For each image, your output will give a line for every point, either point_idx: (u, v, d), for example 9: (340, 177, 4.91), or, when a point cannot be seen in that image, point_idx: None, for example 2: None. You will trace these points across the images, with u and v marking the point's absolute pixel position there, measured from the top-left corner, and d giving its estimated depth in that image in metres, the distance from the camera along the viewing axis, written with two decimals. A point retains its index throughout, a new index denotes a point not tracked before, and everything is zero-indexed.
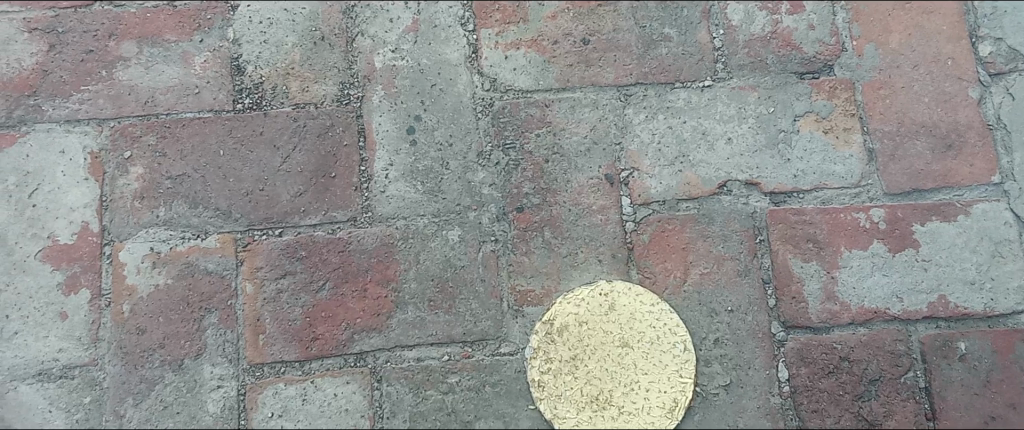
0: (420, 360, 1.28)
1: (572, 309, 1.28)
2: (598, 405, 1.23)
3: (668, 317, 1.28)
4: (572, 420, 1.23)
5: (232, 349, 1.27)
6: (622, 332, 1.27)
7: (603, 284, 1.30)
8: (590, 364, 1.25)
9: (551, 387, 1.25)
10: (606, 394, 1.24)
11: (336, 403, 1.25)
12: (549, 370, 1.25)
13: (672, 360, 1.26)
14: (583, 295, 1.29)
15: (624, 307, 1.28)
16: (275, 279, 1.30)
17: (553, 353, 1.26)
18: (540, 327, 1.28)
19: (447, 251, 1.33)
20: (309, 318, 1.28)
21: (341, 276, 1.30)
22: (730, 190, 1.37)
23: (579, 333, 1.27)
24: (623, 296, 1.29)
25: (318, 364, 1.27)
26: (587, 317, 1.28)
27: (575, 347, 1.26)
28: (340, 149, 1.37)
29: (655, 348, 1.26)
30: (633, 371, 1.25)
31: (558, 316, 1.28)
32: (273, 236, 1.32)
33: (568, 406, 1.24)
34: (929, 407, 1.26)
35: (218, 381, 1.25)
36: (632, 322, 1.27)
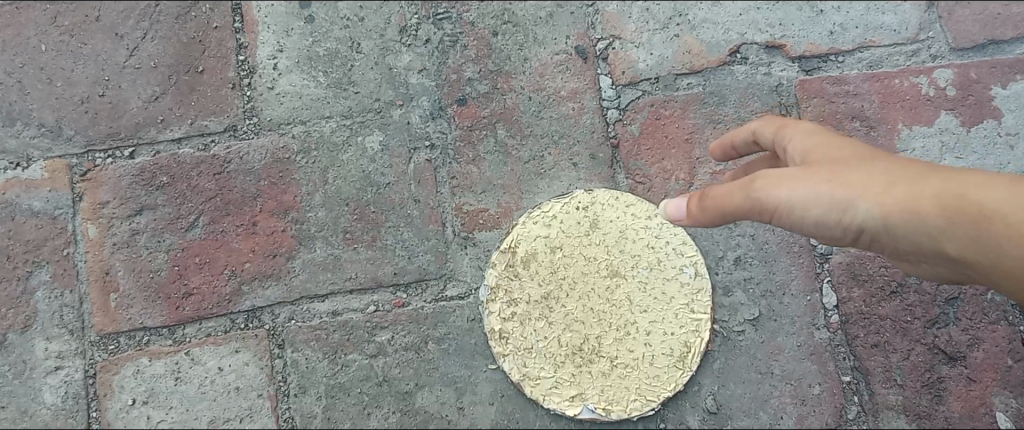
0: (335, 314, 0.93)
1: (539, 231, 0.94)
2: (582, 358, 0.90)
3: (672, 232, 0.93)
4: (547, 382, 0.90)
5: (73, 316, 0.92)
6: (609, 259, 0.92)
7: (583, 194, 0.95)
8: (568, 303, 0.91)
9: (517, 338, 0.91)
10: (591, 342, 0.90)
11: (223, 380, 0.91)
12: (513, 316, 0.91)
13: (678, 291, 0.92)
14: (552, 212, 0.94)
15: (609, 224, 0.94)
16: (127, 217, 0.94)
17: (517, 293, 0.92)
18: (496, 259, 0.93)
19: (365, 164, 0.97)
20: (178, 267, 0.93)
21: (220, 208, 0.94)
22: (745, 58, 1.01)
23: (551, 264, 0.92)
24: (607, 209, 0.94)
25: (194, 329, 0.92)
26: (559, 242, 0.93)
27: (547, 282, 0.92)
28: (207, 33, 0.99)
29: (656, 277, 0.92)
30: (628, 309, 0.91)
31: (521, 241, 0.93)
32: (122, 158, 0.96)
33: (541, 362, 0.90)
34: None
35: (57, 361, 0.90)
36: (621, 244, 0.93)
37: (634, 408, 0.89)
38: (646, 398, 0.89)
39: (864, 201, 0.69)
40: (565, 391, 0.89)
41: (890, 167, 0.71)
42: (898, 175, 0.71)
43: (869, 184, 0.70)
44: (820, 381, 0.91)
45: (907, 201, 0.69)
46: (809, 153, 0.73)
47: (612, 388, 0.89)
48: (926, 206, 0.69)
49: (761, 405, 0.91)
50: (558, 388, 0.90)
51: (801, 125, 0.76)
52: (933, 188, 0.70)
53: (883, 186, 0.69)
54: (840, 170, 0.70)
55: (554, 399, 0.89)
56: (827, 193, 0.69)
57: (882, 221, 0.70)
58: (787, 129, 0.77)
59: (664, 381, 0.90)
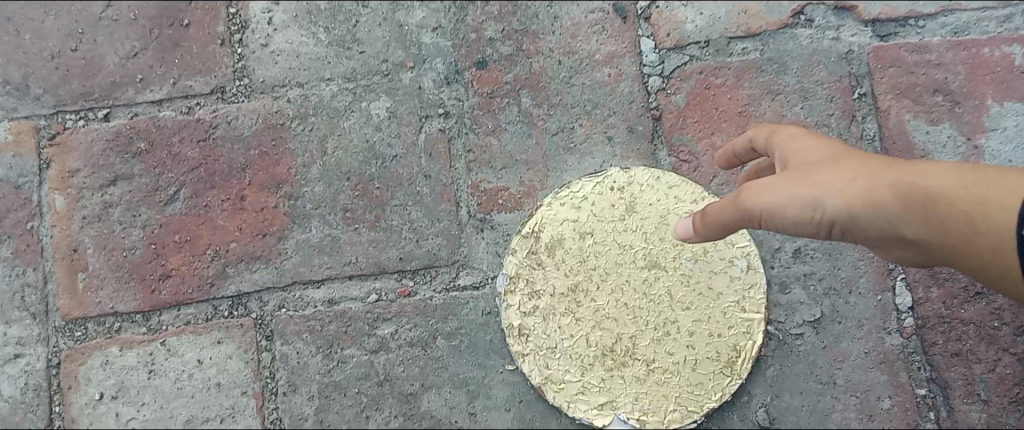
0: (331, 304, 0.81)
1: (567, 213, 0.82)
2: (613, 360, 0.78)
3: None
4: (573, 387, 0.78)
5: (37, 298, 0.81)
6: (648, 247, 0.80)
7: (619, 173, 0.83)
8: (599, 297, 0.79)
9: (539, 336, 0.79)
10: (624, 342, 0.78)
11: (203, 375, 0.80)
12: (534, 310, 0.80)
13: (727, 286, 0.79)
14: (583, 191, 0.82)
15: (649, 207, 0.81)
16: (100, 187, 0.83)
17: (541, 283, 0.80)
18: (516, 243, 0.81)
19: (369, 133, 0.85)
20: (155, 245, 0.82)
21: (204, 179, 0.83)
22: (810, 20, 0.87)
23: (580, 252, 0.81)
24: (647, 191, 0.82)
25: (171, 317, 0.81)
26: (590, 227, 0.81)
27: (575, 272, 0.80)
28: None
29: (699, 269, 0.80)
30: (668, 305, 0.79)
31: (546, 225, 0.82)
32: (96, 121, 0.85)
33: (567, 364, 0.78)
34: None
35: (16, 348, 0.79)
36: (662, 230, 0.81)
37: (673, 420, 0.77)
38: (688, 409, 0.77)
39: (829, 204, 0.60)
40: (593, 399, 0.77)
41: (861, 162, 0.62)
42: (865, 169, 0.61)
43: (836, 182, 0.61)
44: (890, 394, 0.79)
45: (866, 196, 0.59)
46: (785, 160, 0.66)
47: (648, 396, 0.77)
48: (885, 198, 0.59)
49: (821, 420, 0.78)
50: (585, 394, 0.78)
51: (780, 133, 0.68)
52: (892, 178, 0.59)
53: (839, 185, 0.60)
54: (805, 175, 0.62)
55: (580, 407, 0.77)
56: (787, 199, 0.61)
57: (857, 219, 0.60)
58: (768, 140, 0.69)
59: (709, 390, 0.77)
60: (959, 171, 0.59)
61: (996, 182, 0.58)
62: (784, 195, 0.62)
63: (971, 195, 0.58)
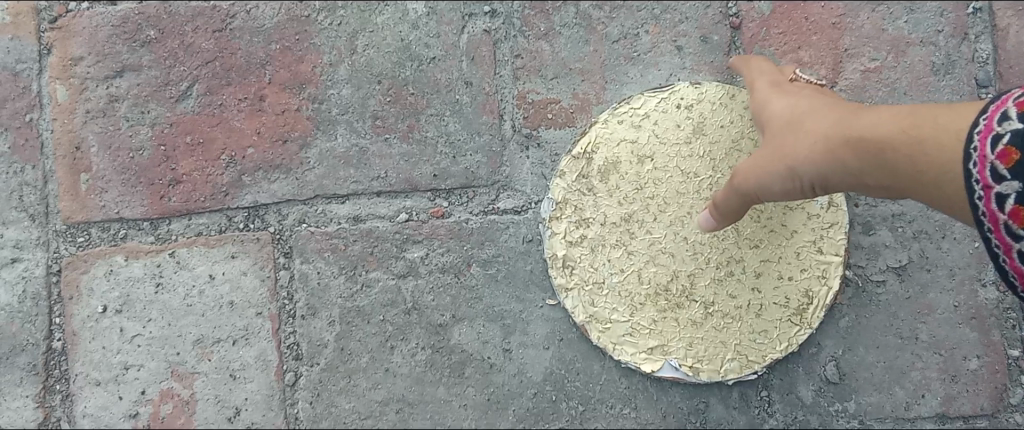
0: (357, 221, 0.74)
1: (625, 132, 0.72)
2: (668, 299, 0.70)
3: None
4: (620, 323, 0.70)
5: (36, 198, 0.73)
6: (716, 175, 0.70)
7: (687, 89, 0.72)
8: (655, 229, 0.70)
9: (586, 267, 0.70)
10: (682, 281, 0.69)
11: (214, 292, 0.73)
12: (581, 238, 0.71)
13: (804, 224, 0.69)
14: (646, 109, 0.72)
15: (720, 129, 0.71)
16: (105, 79, 0.74)
17: (590, 209, 0.71)
18: (566, 163, 0.72)
19: (405, 32, 0.75)
20: (165, 147, 0.74)
21: (220, 75, 0.74)
22: None
23: (637, 177, 0.71)
24: (719, 110, 0.71)
25: (182, 226, 0.74)
26: (652, 149, 0.71)
27: (630, 199, 0.70)
28: None
29: (773, 202, 0.70)
30: (732, 243, 0.69)
31: (602, 144, 0.72)
32: (101, 4, 0.75)
33: (615, 301, 0.70)
34: (989, 144, 0.43)
35: (13, 252, 0.73)
36: (734, 154, 0.70)
37: (732, 372, 0.69)
38: (749, 361, 0.69)
39: (799, 168, 0.55)
40: (642, 339, 0.69)
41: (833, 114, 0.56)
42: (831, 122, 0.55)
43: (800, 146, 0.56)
44: (979, 355, 0.70)
45: (825, 154, 0.53)
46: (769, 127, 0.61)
47: (706, 344, 0.69)
48: (840, 155, 0.53)
49: (897, 379, 0.70)
50: (634, 333, 0.70)
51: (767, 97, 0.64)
52: (846, 131, 0.53)
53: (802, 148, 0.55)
54: (782, 139, 0.58)
55: (626, 348, 0.70)
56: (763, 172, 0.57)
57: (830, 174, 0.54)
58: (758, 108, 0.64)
59: (776, 340, 0.69)
60: (904, 112, 0.50)
61: (944, 110, 0.48)
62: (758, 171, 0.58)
63: (909, 135, 0.48)
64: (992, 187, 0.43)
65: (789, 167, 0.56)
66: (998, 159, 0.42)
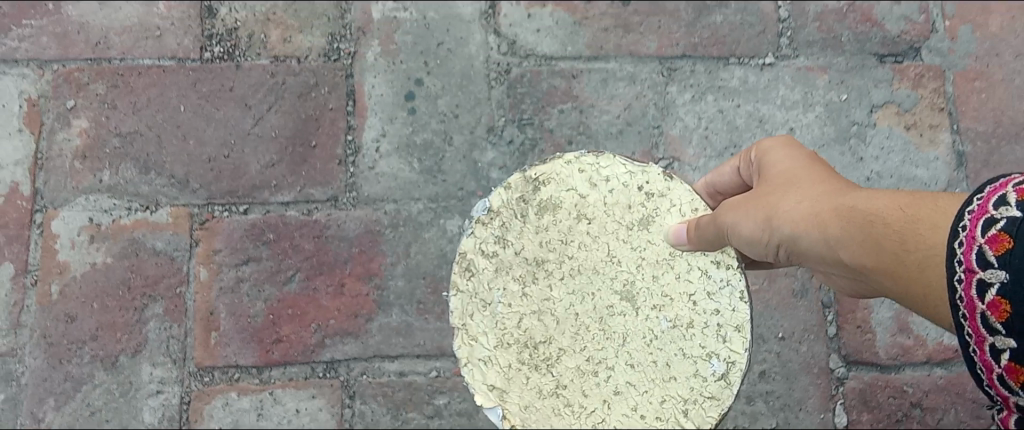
0: (402, 375, 1.06)
1: (579, 184, 0.86)
2: (536, 368, 0.82)
3: (727, 299, 0.83)
4: (477, 356, 0.83)
5: (178, 347, 1.06)
6: (631, 276, 0.84)
7: (659, 182, 0.86)
8: (555, 291, 0.83)
9: (480, 281, 0.84)
10: (556, 351, 0.82)
11: (298, 422, 1.05)
12: (493, 273, 0.84)
13: (682, 350, 0.82)
14: (608, 178, 0.86)
15: (648, 232, 0.85)
16: (235, 266, 1.08)
17: (511, 250, 0.85)
18: (515, 181, 0.86)
19: (443, 245, 1.10)
20: (273, 316, 1.07)
21: (315, 268, 1.08)
22: None
23: (562, 238, 0.85)
24: (664, 212, 0.85)
25: (279, 373, 1.06)
26: (579, 228, 0.85)
27: (542, 266, 0.84)
28: (323, 113, 1.14)
29: (665, 332, 0.83)
30: (615, 342, 0.82)
31: (552, 180, 0.86)
32: (237, 213, 1.11)
33: (487, 342, 0.83)
34: (979, 231, 0.54)
35: (158, 385, 1.05)
36: (660, 272, 0.84)
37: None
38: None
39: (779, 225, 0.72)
40: (486, 364, 0.82)
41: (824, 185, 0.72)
42: (822, 192, 0.71)
43: (792, 205, 0.72)
44: None
45: (811, 219, 0.69)
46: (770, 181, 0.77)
47: (535, 413, 0.81)
48: (823, 221, 0.68)
49: None
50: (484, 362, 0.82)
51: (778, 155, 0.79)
52: (834, 203, 0.68)
53: (790, 209, 0.71)
54: (779, 198, 0.73)
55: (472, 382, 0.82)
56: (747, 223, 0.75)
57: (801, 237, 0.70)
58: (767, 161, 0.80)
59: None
60: (901, 197, 0.63)
61: (937, 200, 0.61)
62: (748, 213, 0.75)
63: (906, 215, 0.61)
64: (976, 273, 0.53)
65: (772, 220, 0.73)
66: (985, 243, 0.53)
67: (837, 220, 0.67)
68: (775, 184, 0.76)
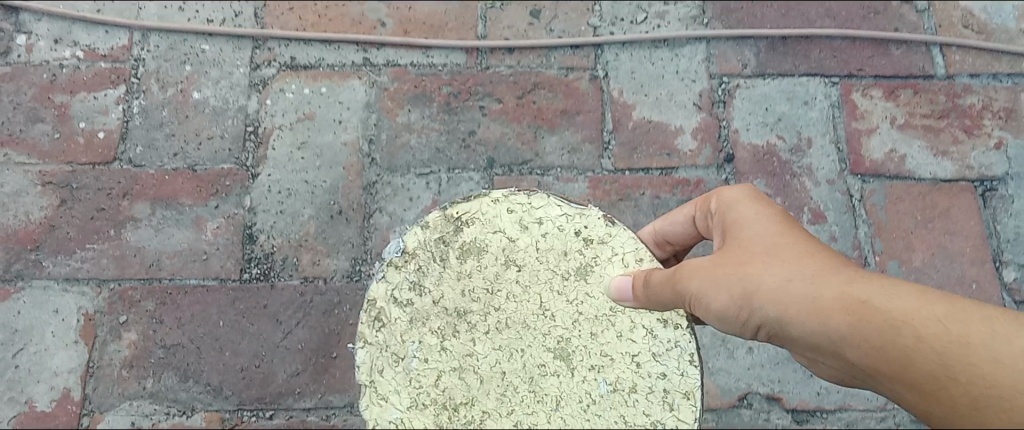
0: None
1: (509, 231, 1.01)
2: (457, 427, 0.90)
3: (676, 361, 0.94)
4: (390, 407, 0.91)
5: None
6: (554, 334, 0.95)
7: (604, 234, 1.00)
8: (479, 345, 0.94)
9: (394, 330, 0.95)
10: (479, 412, 0.91)
11: None
12: (417, 324, 0.95)
13: (622, 415, 0.91)
14: (546, 228, 1.01)
15: (581, 283, 0.98)
16: None
17: (437, 297, 0.97)
18: (437, 220, 1.01)
19: None
20: None
21: None
22: (750, 403, 1.36)
23: (488, 288, 0.97)
24: (605, 266, 0.99)
25: None
26: (506, 279, 0.98)
27: (467, 317, 0.96)
28: (344, 327, 1.36)
29: (594, 392, 0.92)
30: (542, 403, 0.91)
31: (477, 221, 1.01)
32: (264, 417, 1.32)
33: (401, 398, 0.92)
34: None
35: None
36: (601, 331, 0.95)
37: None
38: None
39: (775, 307, 0.89)
40: (399, 415, 0.91)
41: (808, 269, 0.90)
42: (809, 276, 0.89)
43: (785, 285, 0.89)
44: None
45: (810, 304, 0.87)
46: (750, 253, 0.94)
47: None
48: (824, 309, 0.86)
49: None
50: (397, 411, 0.91)
51: (753, 230, 0.96)
52: (830, 293, 0.87)
53: (792, 295, 0.88)
54: (769, 274, 0.91)
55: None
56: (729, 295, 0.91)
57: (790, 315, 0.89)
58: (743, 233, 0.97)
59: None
60: (910, 308, 0.85)
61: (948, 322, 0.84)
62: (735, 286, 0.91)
63: (927, 331, 0.83)
64: None
65: (759, 297, 0.90)
66: None
67: (844, 314, 0.85)
68: (759, 257, 0.93)
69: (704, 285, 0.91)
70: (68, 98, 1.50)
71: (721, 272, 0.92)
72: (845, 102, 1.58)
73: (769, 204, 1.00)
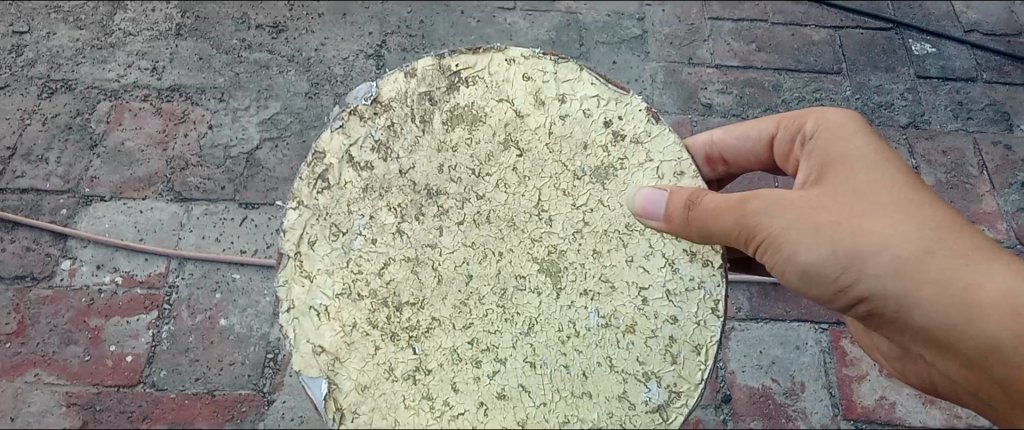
0: None
1: (520, 102, 1.08)
2: (393, 330, 0.97)
3: (695, 310, 0.99)
4: (317, 288, 0.99)
5: None
6: (534, 256, 1.00)
7: (641, 133, 1.07)
8: (446, 237, 1.00)
9: (342, 195, 1.02)
10: (428, 320, 0.97)
11: None
12: (373, 196, 1.02)
13: (607, 355, 0.97)
14: (566, 111, 1.07)
15: (589, 178, 1.04)
16: None
17: (408, 166, 1.03)
18: (431, 69, 1.09)
19: None
20: None
21: None
22: None
23: (474, 171, 1.04)
24: (624, 170, 1.05)
25: None
26: (487, 167, 1.04)
27: (439, 197, 1.02)
28: None
29: (564, 315, 0.98)
30: (512, 326, 0.97)
31: (478, 82, 1.08)
32: None
33: (330, 283, 0.99)
34: None
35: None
36: (607, 251, 1.01)
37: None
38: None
39: (908, 283, 0.96)
40: (323, 302, 0.98)
41: (949, 244, 0.96)
42: (949, 251, 0.96)
43: (922, 255, 0.95)
44: None
45: (947, 281, 0.95)
46: (879, 201, 0.97)
47: (371, 372, 0.95)
48: (965, 293, 0.96)
49: None
50: (323, 298, 0.98)
51: (876, 174, 0.99)
52: (969, 279, 0.96)
53: (917, 266, 0.95)
54: (914, 242, 0.95)
55: (291, 334, 0.97)
56: (863, 247, 0.95)
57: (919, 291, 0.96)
58: (864, 173, 0.99)
59: (434, 414, 0.94)
60: None
61: None
62: (867, 241, 0.95)
63: None
64: None
65: (889, 260, 0.95)
66: None
67: (987, 312, 0.96)
68: (893, 210, 0.97)
69: (800, 235, 0.96)
70: (102, 320, 1.61)
71: (826, 218, 0.96)
72: (835, 348, 1.72)
73: (868, 135, 1.04)
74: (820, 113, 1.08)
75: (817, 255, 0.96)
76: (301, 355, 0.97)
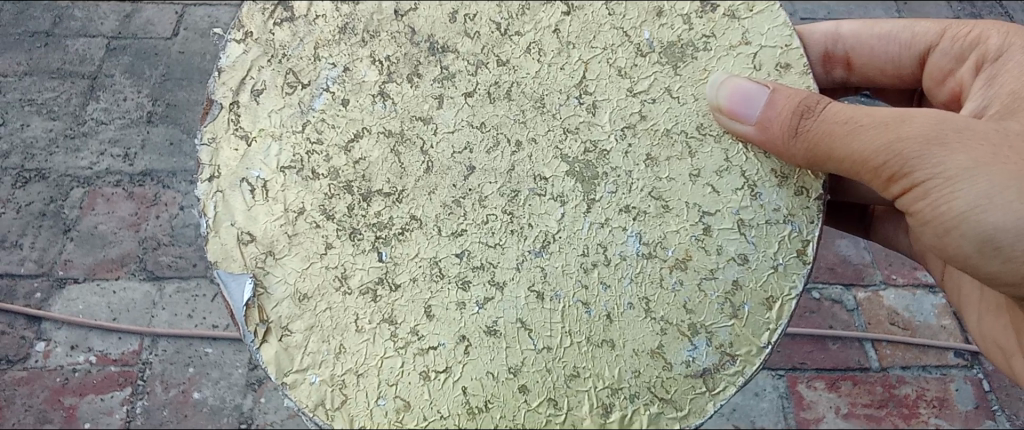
0: None
1: None
2: (355, 227, 0.97)
3: (774, 251, 0.96)
4: (255, 158, 0.99)
5: None
6: (571, 164, 0.99)
7: (740, 7, 1.06)
8: (444, 110, 1.02)
9: (314, 35, 1.05)
10: (405, 217, 0.97)
11: None
12: (357, 40, 1.05)
13: (644, 294, 0.95)
14: None
15: (658, 55, 1.03)
16: None
17: (408, 9, 1.06)
18: None
19: None
20: None
21: None
22: None
23: (499, 25, 1.05)
24: (702, 52, 1.04)
25: None
26: (516, 26, 1.05)
27: (446, 54, 1.04)
28: None
29: (598, 234, 0.97)
30: (517, 242, 0.97)
31: None
32: None
33: (279, 151, 0.99)
34: None
35: None
36: (666, 159, 0.99)
37: (266, 355, 0.93)
38: (326, 362, 0.92)
39: None
40: (260, 176, 0.98)
41: None
42: None
43: None
44: None
45: None
46: None
47: (315, 278, 0.95)
48: None
49: None
50: (261, 172, 0.98)
51: None
52: None
53: None
54: None
55: (213, 208, 0.97)
56: None
57: None
58: None
59: (397, 345, 0.93)
60: None
61: None
62: None
63: None
64: None
65: None
66: None
67: None
68: None
69: (988, 177, 0.91)
70: (77, 399, 1.72)
71: None
72: (792, 393, 1.79)
73: None
74: (1003, 33, 1.12)
75: (1005, 206, 0.91)
76: (221, 242, 0.96)
